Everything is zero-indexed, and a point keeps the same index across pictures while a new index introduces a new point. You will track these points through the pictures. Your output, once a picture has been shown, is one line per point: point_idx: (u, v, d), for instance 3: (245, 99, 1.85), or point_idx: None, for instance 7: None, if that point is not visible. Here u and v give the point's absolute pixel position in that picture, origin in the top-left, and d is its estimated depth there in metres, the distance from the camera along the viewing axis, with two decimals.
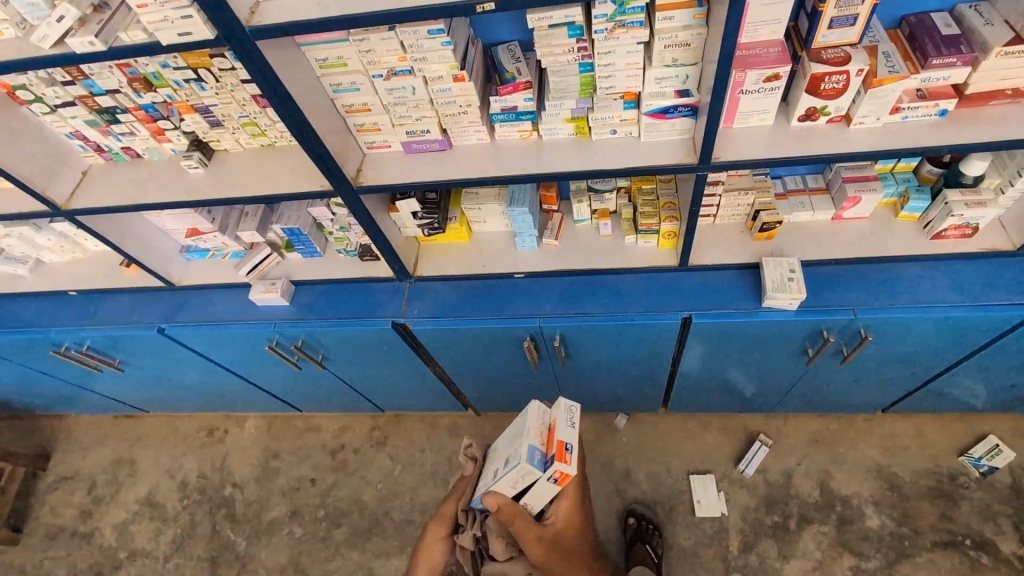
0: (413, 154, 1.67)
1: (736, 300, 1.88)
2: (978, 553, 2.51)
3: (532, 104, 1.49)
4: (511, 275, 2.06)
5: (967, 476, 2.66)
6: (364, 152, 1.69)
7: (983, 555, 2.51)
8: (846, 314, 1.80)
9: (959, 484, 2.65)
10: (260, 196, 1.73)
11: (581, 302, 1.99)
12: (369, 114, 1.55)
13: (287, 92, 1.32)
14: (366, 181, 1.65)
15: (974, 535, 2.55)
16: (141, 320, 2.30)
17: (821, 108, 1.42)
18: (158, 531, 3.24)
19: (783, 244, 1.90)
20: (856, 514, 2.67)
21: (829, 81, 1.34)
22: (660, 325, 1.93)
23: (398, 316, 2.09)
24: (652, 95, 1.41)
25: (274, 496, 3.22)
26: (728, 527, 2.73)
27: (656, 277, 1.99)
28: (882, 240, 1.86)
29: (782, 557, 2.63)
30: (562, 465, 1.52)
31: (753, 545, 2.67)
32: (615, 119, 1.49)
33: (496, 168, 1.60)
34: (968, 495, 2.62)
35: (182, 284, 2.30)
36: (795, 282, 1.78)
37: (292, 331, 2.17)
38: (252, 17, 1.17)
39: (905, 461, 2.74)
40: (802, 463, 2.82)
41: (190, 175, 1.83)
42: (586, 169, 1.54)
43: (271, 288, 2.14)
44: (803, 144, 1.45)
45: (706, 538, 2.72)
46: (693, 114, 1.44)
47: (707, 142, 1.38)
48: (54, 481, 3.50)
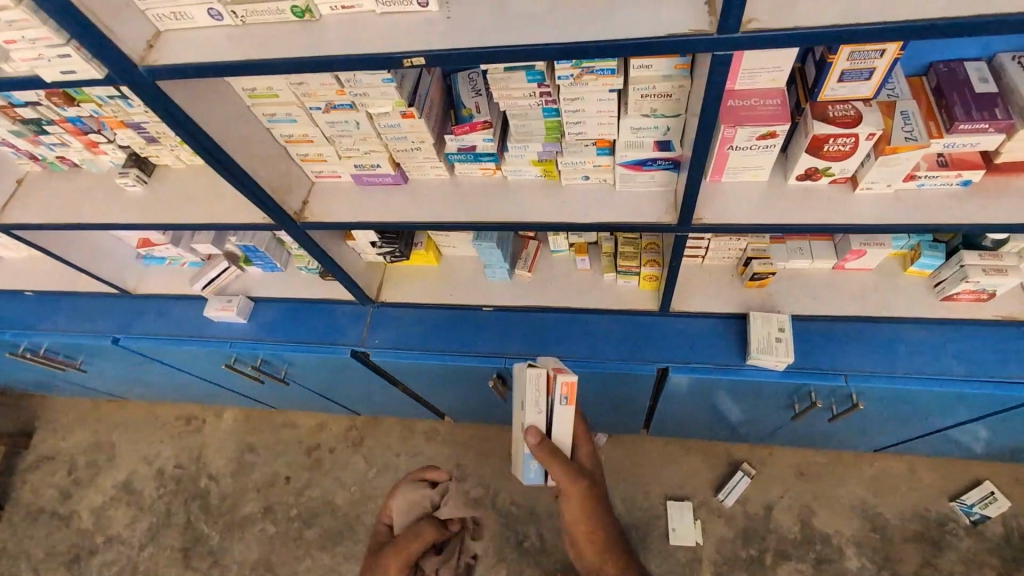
0: (365, 187, 1.50)
1: (719, 355, 1.72)
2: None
3: (493, 145, 1.31)
4: (480, 307, 1.91)
5: (956, 523, 2.54)
6: (311, 180, 1.52)
7: None
8: (838, 380, 1.63)
9: (947, 530, 2.54)
10: (198, 223, 1.57)
11: (552, 342, 1.85)
12: (312, 145, 1.38)
13: (207, 132, 1.15)
14: (311, 216, 1.48)
15: None
16: (96, 327, 2.20)
17: (824, 169, 1.22)
18: (135, 518, 3.25)
19: (776, 294, 1.72)
20: (835, 554, 2.58)
21: (834, 142, 1.15)
22: (635, 374, 1.78)
23: (358, 344, 1.96)
24: (627, 145, 1.22)
25: (249, 491, 3.21)
26: (702, 557, 2.66)
27: (635, 320, 1.83)
28: (886, 298, 1.67)
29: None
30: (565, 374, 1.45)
31: None
32: (588, 165, 1.31)
33: (454, 211, 1.43)
34: (955, 543, 2.51)
35: (138, 292, 2.17)
36: (783, 343, 1.61)
37: (249, 351, 2.05)
38: (150, 54, 1.01)
39: (892, 502, 2.63)
40: (785, 495, 2.72)
41: (129, 192, 1.68)
42: (553, 220, 1.36)
43: (226, 306, 2.02)
44: (799, 209, 1.26)
45: (678, 567, 2.65)
46: (674, 168, 1.25)
47: (686, 206, 1.20)
48: (36, 460, 3.51)
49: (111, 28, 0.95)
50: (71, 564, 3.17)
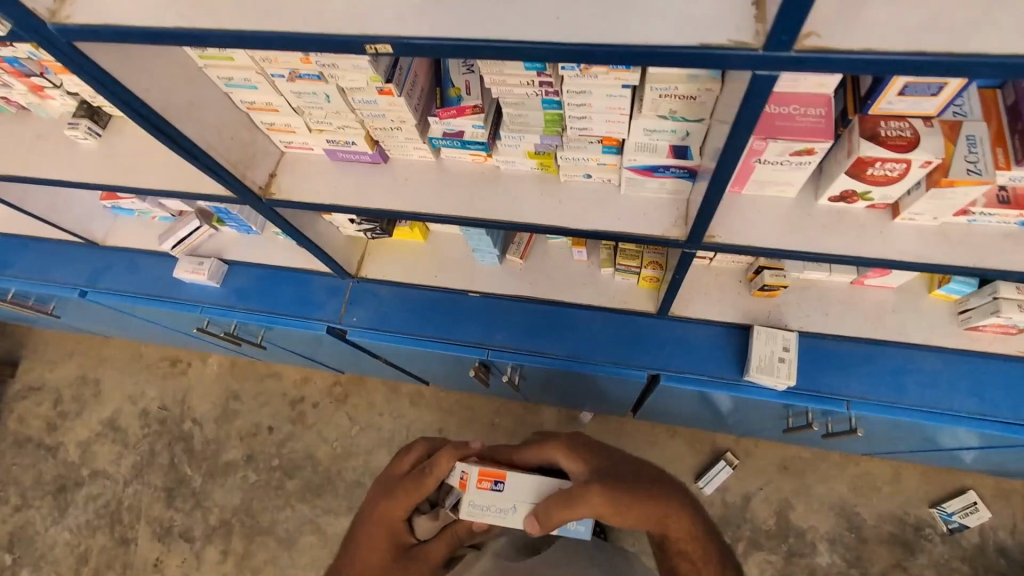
0: (340, 163, 1.34)
1: (715, 367, 1.61)
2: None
3: (483, 133, 1.13)
4: (466, 292, 1.79)
5: (933, 529, 2.54)
6: (281, 150, 1.36)
7: None
8: (839, 405, 1.53)
9: (921, 535, 2.54)
10: (154, 187, 1.41)
11: (540, 337, 1.73)
12: (277, 115, 1.20)
13: (144, 99, 0.98)
14: (278, 193, 1.32)
15: None
16: (62, 278, 2.07)
17: (862, 193, 1.06)
18: (119, 455, 3.27)
19: (786, 307, 1.59)
20: (807, 548, 2.59)
21: (880, 167, 0.98)
22: (624, 378, 1.68)
23: (335, 320, 1.85)
24: (637, 148, 1.06)
25: (232, 438, 3.21)
26: None
27: (629, 320, 1.70)
28: (904, 321, 1.54)
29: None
30: (467, 469, 1.26)
31: None
32: (590, 163, 1.15)
33: (437, 201, 1.27)
34: (928, 548, 2.52)
35: (108, 246, 2.05)
36: (786, 364, 1.49)
37: (221, 317, 1.94)
38: (64, 7, 0.82)
39: (872, 503, 2.62)
40: (765, 487, 2.71)
41: (82, 144, 1.50)
42: (546, 223, 1.21)
43: (197, 269, 1.89)
44: (827, 234, 1.10)
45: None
46: (689, 177, 1.08)
47: (696, 226, 1.05)
48: (22, 391, 3.49)
49: None
50: (57, 494, 3.21)
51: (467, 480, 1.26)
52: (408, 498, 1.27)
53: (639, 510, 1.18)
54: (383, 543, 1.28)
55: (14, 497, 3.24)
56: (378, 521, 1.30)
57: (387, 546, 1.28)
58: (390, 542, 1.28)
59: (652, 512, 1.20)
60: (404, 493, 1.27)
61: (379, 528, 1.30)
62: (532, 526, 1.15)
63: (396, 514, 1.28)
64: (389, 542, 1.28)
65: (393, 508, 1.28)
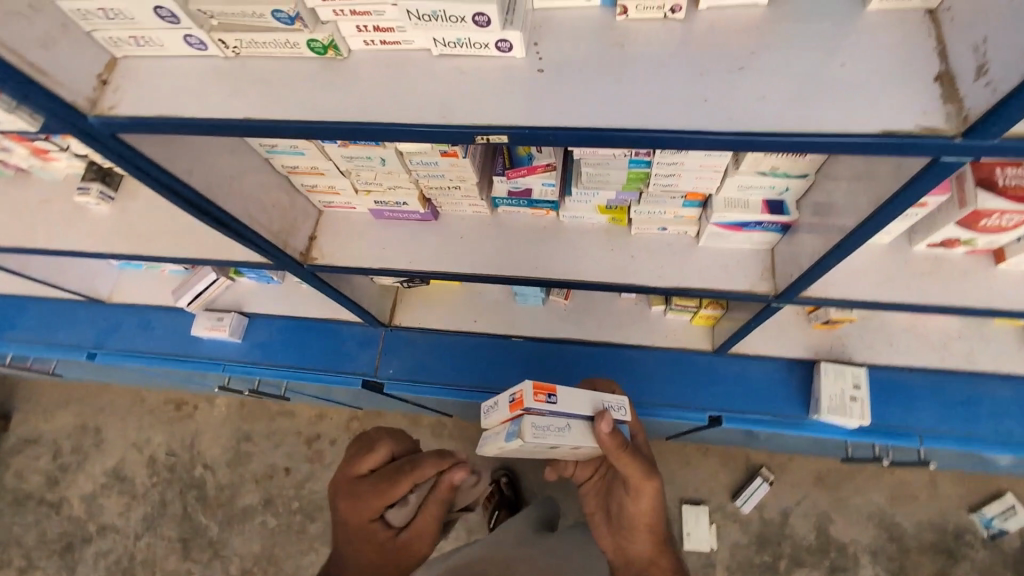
0: (386, 221, 1.24)
1: (779, 405, 1.55)
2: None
3: (553, 191, 1.05)
4: (508, 336, 1.69)
5: (974, 535, 2.51)
6: (319, 209, 1.25)
7: None
8: (913, 440, 1.48)
9: (963, 542, 2.51)
10: (178, 255, 1.28)
11: (590, 380, 1.64)
12: (321, 178, 1.10)
13: (188, 182, 0.87)
14: (320, 257, 1.21)
15: None
16: (64, 340, 1.91)
17: (966, 239, 1.00)
18: (128, 507, 3.07)
19: (849, 338, 1.52)
20: (850, 562, 2.53)
21: (996, 218, 0.92)
22: (681, 420, 1.61)
23: (370, 373, 1.74)
24: (727, 203, 0.98)
25: (246, 481, 3.03)
26: (716, 561, 2.58)
27: (683, 358, 1.62)
28: (975, 349, 1.47)
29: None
30: (527, 387, 0.99)
31: None
32: (668, 216, 1.08)
33: (496, 261, 1.17)
34: (971, 555, 2.49)
35: (114, 303, 1.90)
36: (858, 404, 1.43)
37: (245, 375, 1.82)
38: (106, 96, 0.71)
39: (912, 512, 2.57)
40: (803, 502, 2.63)
41: (92, 209, 1.37)
42: (620, 281, 1.12)
43: (217, 326, 1.77)
44: (926, 282, 1.03)
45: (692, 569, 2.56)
46: (781, 230, 1.01)
47: (791, 286, 0.98)
48: (17, 445, 3.25)
49: (40, 65, 0.63)
50: (64, 553, 3.03)
51: (521, 399, 0.99)
52: (379, 500, 1.01)
53: (646, 530, 1.21)
54: (367, 547, 1.02)
55: (18, 559, 3.05)
56: (352, 530, 1.03)
57: (371, 550, 1.02)
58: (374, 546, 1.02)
59: (651, 540, 1.22)
60: (380, 489, 1.01)
61: (356, 535, 1.03)
62: (604, 427, 1.03)
63: (371, 515, 1.02)
64: (372, 543, 1.02)
65: (369, 509, 1.02)
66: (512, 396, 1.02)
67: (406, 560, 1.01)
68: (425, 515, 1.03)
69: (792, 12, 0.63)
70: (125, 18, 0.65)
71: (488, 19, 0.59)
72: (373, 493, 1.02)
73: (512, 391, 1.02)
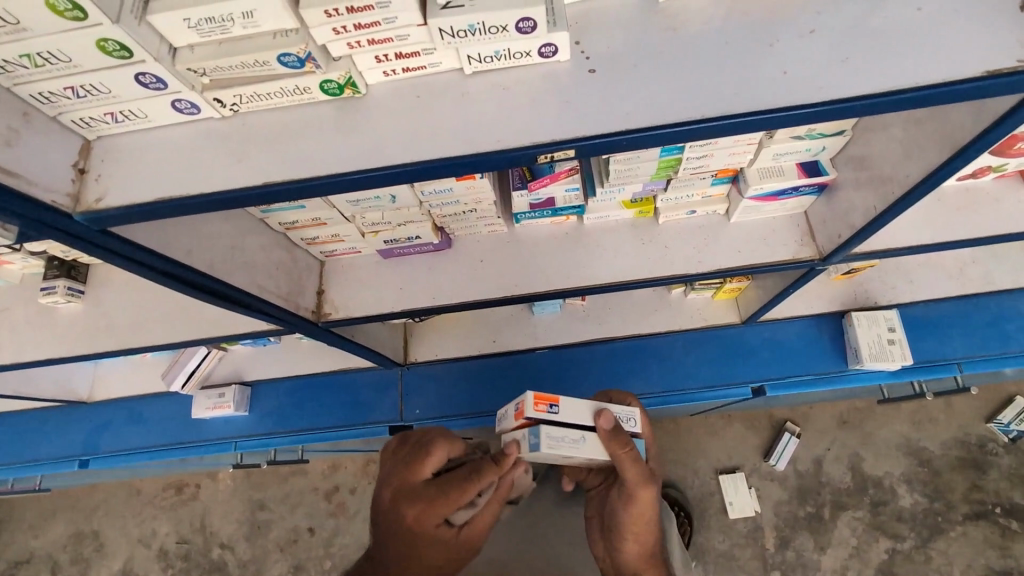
0: (395, 259, 1.15)
1: (818, 363, 1.52)
2: (1010, 521, 2.27)
3: (576, 196, 0.99)
4: (532, 350, 1.62)
5: (995, 443, 2.36)
6: (321, 259, 1.14)
7: (1013, 522, 2.27)
8: (951, 370, 1.49)
9: (987, 452, 2.36)
10: (173, 339, 1.15)
11: (626, 377, 1.58)
12: (324, 228, 1.00)
13: (192, 265, 0.77)
14: (334, 311, 1.11)
15: (1003, 502, 2.30)
16: (50, 453, 1.73)
17: (997, 166, 0.99)
18: None
19: (870, 283, 1.52)
20: (888, 495, 2.35)
21: None
22: (724, 398, 1.57)
23: (395, 418, 1.63)
24: (762, 174, 0.93)
25: (271, 552, 2.65)
26: (764, 524, 2.36)
27: (713, 335, 1.58)
28: (989, 271, 1.49)
29: (820, 551, 2.30)
30: (525, 399, 0.89)
31: (789, 540, 2.33)
32: (696, 197, 1.03)
33: (522, 278, 1.10)
34: (997, 462, 2.34)
35: (95, 402, 1.73)
36: (897, 346, 1.43)
37: (259, 447, 1.69)
38: (88, 187, 0.60)
39: (934, 433, 2.40)
40: (832, 446, 2.42)
41: (62, 309, 1.21)
42: (659, 274, 1.07)
43: (219, 403, 1.63)
44: (961, 218, 1.02)
45: (741, 540, 2.34)
46: (817, 192, 0.97)
47: (841, 246, 0.95)
48: (6, 569, 2.78)
49: (7, 166, 0.52)
50: None
51: (521, 409, 0.90)
52: (446, 509, 0.82)
53: (635, 542, 1.00)
54: (431, 549, 0.85)
55: None
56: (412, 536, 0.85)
57: (438, 549, 0.85)
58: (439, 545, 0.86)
59: (640, 553, 1.00)
60: (443, 494, 0.82)
61: (412, 542, 0.85)
62: (604, 424, 0.91)
63: (437, 523, 0.83)
64: (437, 545, 0.85)
65: (435, 517, 0.82)
66: (516, 407, 0.93)
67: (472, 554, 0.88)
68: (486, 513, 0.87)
69: None
70: (100, 93, 0.55)
71: (533, 25, 0.52)
72: (438, 499, 0.82)
73: (517, 401, 0.93)
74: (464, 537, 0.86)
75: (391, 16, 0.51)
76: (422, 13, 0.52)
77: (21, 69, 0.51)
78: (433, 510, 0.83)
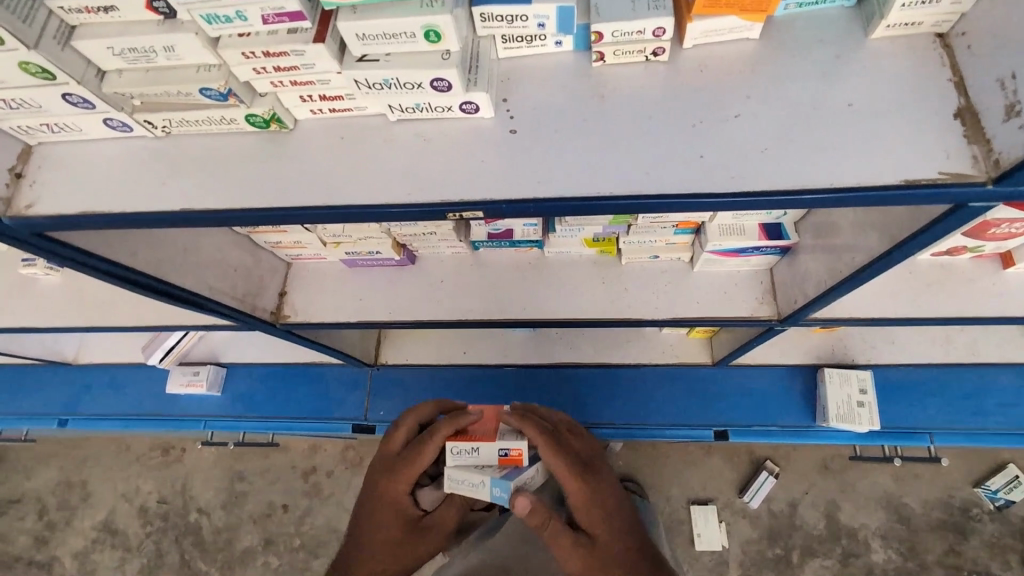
0: (361, 270, 1.16)
1: (786, 414, 1.50)
2: None
3: (535, 231, 0.99)
4: (500, 366, 1.61)
5: (980, 509, 2.15)
6: (287, 262, 1.16)
7: None
8: (923, 440, 1.45)
9: (970, 517, 2.15)
10: (141, 321, 1.18)
11: (592, 404, 1.57)
12: (286, 234, 1.01)
13: (134, 267, 0.79)
14: (293, 315, 1.13)
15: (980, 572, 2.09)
16: (31, 408, 1.79)
17: (973, 246, 0.96)
18: (122, 561, 2.34)
19: (848, 339, 1.48)
20: (861, 547, 2.15)
21: (1006, 226, 0.87)
22: (687, 437, 1.56)
23: (359, 417, 1.65)
24: (723, 230, 0.91)
25: (244, 523, 2.34)
26: (729, 559, 2.17)
27: (683, 372, 1.57)
28: (976, 341, 1.44)
29: None
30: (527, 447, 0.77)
31: None
32: (659, 243, 1.02)
33: (478, 302, 1.10)
34: (979, 529, 2.13)
35: (80, 364, 1.79)
36: (866, 410, 1.39)
37: (228, 429, 1.73)
38: (22, 193, 0.62)
39: (918, 489, 2.19)
40: (811, 490, 2.23)
41: (41, 279, 1.25)
42: (615, 316, 1.06)
43: (193, 382, 1.67)
44: (929, 293, 0.99)
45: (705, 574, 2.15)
46: (780, 253, 0.95)
47: (797, 311, 0.93)
48: None
49: None
50: None
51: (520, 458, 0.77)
52: (416, 470, 0.81)
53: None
54: (386, 522, 0.82)
55: None
56: (376, 505, 0.83)
57: (394, 526, 0.82)
58: (393, 522, 0.82)
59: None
60: (410, 458, 0.81)
61: (376, 510, 0.83)
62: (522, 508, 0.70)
63: (404, 491, 0.82)
64: (395, 520, 0.82)
65: (399, 478, 0.82)
66: (502, 450, 0.77)
67: (423, 551, 0.82)
68: (452, 506, 0.84)
69: (787, 42, 0.56)
70: (31, 107, 0.56)
71: (448, 84, 0.52)
72: (408, 462, 0.82)
73: (504, 443, 0.77)
74: (423, 522, 0.83)
75: (309, 63, 0.52)
76: (338, 62, 0.52)
77: None
78: (394, 479, 0.82)
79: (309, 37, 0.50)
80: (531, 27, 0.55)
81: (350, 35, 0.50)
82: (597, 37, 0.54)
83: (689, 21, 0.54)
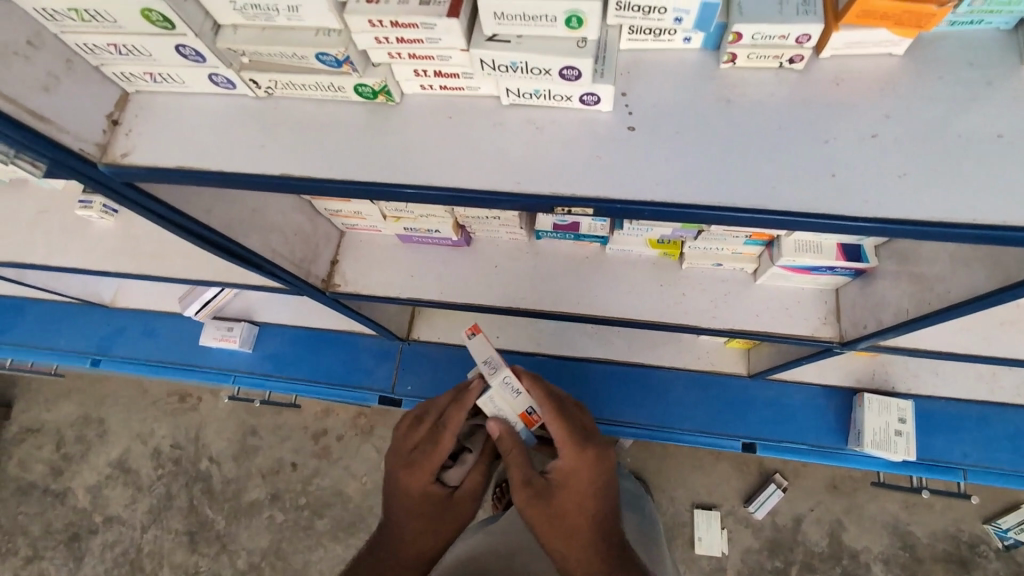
0: (414, 246, 1.15)
1: (817, 433, 1.48)
2: None
3: (603, 226, 0.98)
4: (531, 354, 1.61)
5: (987, 546, 2.13)
6: (341, 230, 1.15)
7: None
8: (955, 475, 1.43)
9: (976, 552, 2.13)
10: (188, 274, 1.18)
11: (621, 402, 1.56)
12: (348, 205, 1.00)
13: (208, 224, 0.78)
14: (342, 284, 1.12)
15: None
16: (65, 345, 1.82)
17: None
18: (133, 500, 2.40)
19: (888, 365, 1.46)
20: (862, 570, 2.14)
21: None
22: (713, 446, 1.55)
23: (385, 389, 1.66)
24: (798, 246, 0.89)
25: (253, 477, 2.39)
26: (727, 566, 2.17)
27: (717, 380, 1.55)
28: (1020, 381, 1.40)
29: None
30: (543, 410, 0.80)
31: None
32: (725, 251, 0.99)
33: (530, 291, 1.09)
34: (983, 565, 2.12)
35: (117, 308, 1.81)
36: (903, 440, 1.37)
37: (256, 386, 1.74)
38: (117, 140, 0.61)
39: (927, 520, 2.18)
40: (818, 507, 2.22)
41: (95, 222, 1.25)
42: (668, 320, 1.04)
43: (226, 337, 1.68)
44: (996, 332, 0.96)
45: None
46: (852, 274, 0.93)
47: (864, 337, 0.90)
48: None
49: (43, 113, 0.53)
50: (69, 547, 2.37)
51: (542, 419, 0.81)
52: (437, 459, 0.76)
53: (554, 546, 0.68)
54: (413, 514, 0.75)
55: (24, 549, 2.38)
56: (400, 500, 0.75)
57: (422, 514, 0.75)
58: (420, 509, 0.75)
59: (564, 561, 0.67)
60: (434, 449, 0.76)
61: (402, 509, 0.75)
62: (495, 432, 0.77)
63: (429, 481, 0.75)
64: (423, 506, 0.75)
65: (423, 470, 0.75)
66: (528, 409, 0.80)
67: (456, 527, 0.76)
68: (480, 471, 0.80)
69: (934, 62, 0.53)
70: (141, 56, 0.55)
71: (578, 74, 0.50)
72: (428, 452, 0.76)
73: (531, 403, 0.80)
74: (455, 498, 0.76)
75: (436, 37, 0.50)
76: (466, 39, 0.50)
77: (67, 20, 0.52)
78: (417, 474, 0.75)
79: (443, 11, 0.48)
80: (667, 21, 0.52)
81: (487, 13, 0.48)
82: (735, 37, 0.51)
83: (836, 30, 0.51)
